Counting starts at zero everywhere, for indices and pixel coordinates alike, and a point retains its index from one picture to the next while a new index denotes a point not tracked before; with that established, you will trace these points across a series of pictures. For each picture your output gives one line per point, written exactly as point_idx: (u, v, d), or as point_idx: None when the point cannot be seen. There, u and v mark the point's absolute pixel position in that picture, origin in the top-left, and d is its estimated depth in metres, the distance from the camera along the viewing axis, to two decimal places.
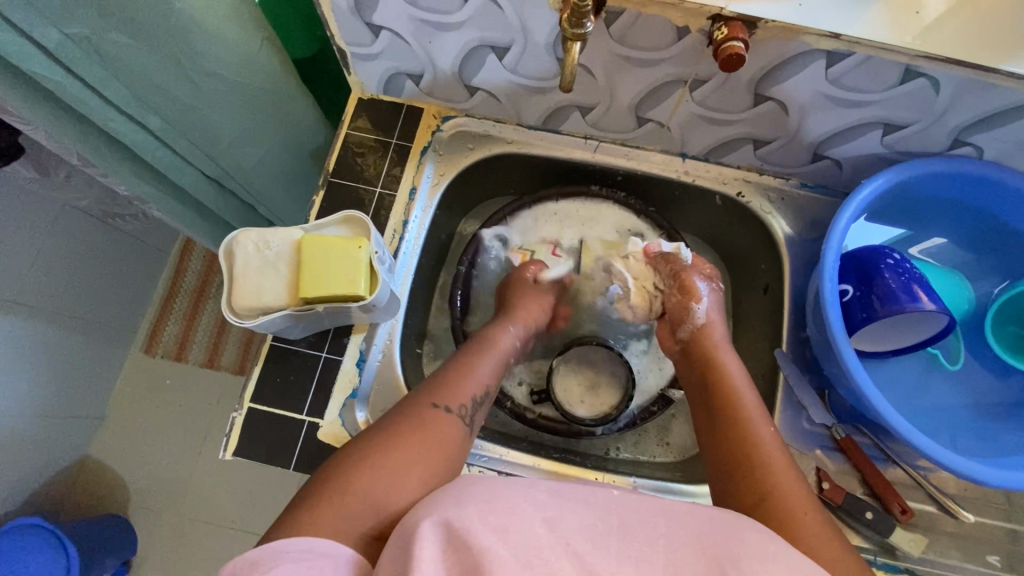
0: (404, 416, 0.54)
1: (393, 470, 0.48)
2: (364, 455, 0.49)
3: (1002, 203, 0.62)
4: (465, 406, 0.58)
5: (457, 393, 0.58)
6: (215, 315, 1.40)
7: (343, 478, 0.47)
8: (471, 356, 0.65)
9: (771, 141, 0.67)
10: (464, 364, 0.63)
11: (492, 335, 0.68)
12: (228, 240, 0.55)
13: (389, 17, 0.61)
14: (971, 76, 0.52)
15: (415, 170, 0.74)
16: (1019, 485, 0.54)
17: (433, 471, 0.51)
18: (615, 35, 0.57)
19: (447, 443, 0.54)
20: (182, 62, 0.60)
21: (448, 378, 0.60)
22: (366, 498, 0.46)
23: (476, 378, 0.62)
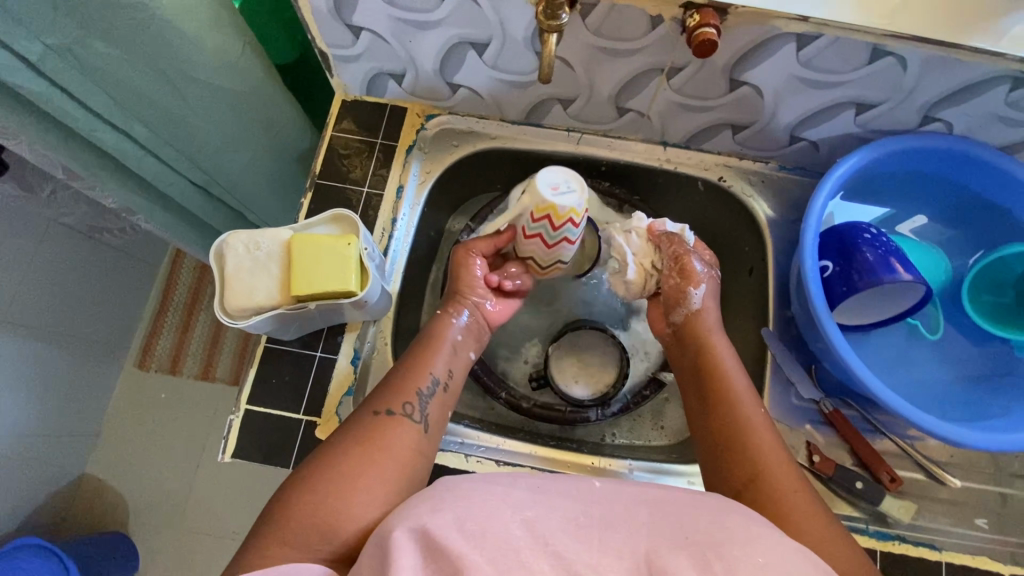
0: (352, 430, 0.54)
1: (341, 488, 0.49)
2: (311, 480, 0.50)
3: (973, 176, 0.65)
4: (409, 404, 0.57)
5: (398, 395, 0.57)
6: (208, 326, 1.40)
7: (293, 507, 0.48)
8: (418, 353, 0.63)
9: (748, 126, 0.69)
10: (408, 361, 0.61)
11: (435, 330, 0.65)
12: (218, 243, 0.55)
13: (369, 18, 0.62)
14: (936, 53, 0.54)
15: (401, 169, 0.75)
16: (1002, 447, 0.56)
17: (386, 478, 0.51)
18: (591, 27, 0.58)
19: (396, 447, 0.54)
20: (165, 70, 0.61)
21: (392, 380, 0.59)
22: (316, 526, 0.47)
23: (423, 373, 0.60)
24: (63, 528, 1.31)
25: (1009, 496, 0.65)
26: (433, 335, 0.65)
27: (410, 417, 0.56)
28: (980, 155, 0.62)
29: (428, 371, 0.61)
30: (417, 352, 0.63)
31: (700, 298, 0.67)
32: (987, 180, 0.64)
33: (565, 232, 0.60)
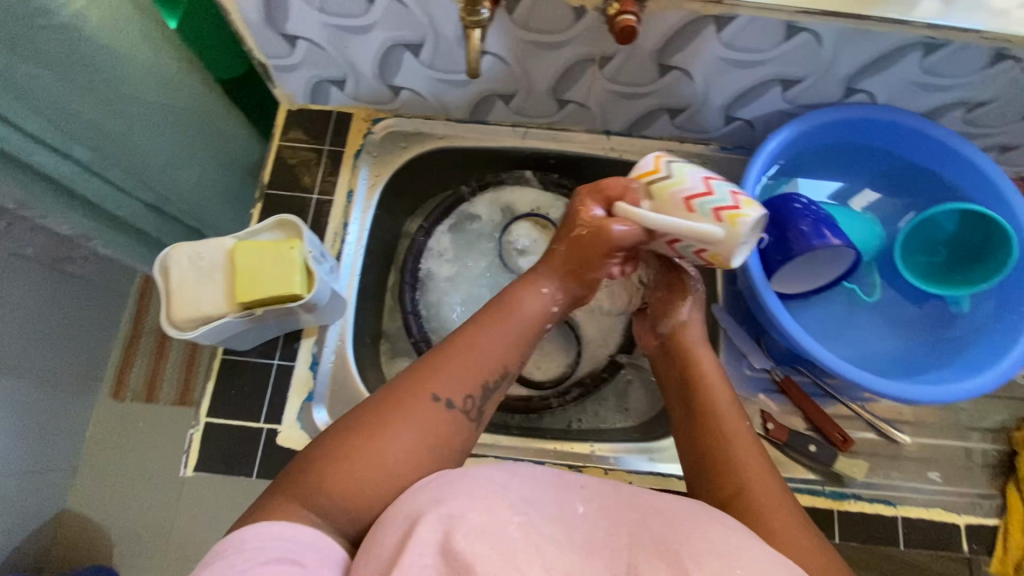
0: (400, 401, 0.49)
1: (378, 464, 0.46)
2: (350, 447, 0.46)
3: (898, 142, 0.68)
4: (471, 398, 0.52)
5: (461, 385, 0.52)
6: (182, 351, 1.38)
7: (329, 466, 0.45)
8: (493, 323, 0.56)
9: (684, 109, 0.71)
10: (472, 338, 0.55)
11: (522, 298, 0.58)
12: (161, 257, 0.55)
13: (302, 26, 0.63)
14: (847, 26, 0.56)
15: (350, 173, 0.75)
16: (942, 397, 0.58)
17: (425, 465, 0.48)
18: (519, 22, 0.59)
19: (443, 434, 0.49)
20: (100, 90, 0.61)
21: (456, 359, 0.53)
22: (339, 497, 0.44)
23: (492, 355, 0.54)
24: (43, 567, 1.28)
25: (959, 448, 0.67)
26: (517, 305, 0.57)
27: (464, 412, 0.51)
28: (900, 120, 0.65)
29: (490, 363, 0.54)
30: (488, 319, 0.57)
31: (687, 313, 0.65)
32: (910, 143, 0.68)
33: None
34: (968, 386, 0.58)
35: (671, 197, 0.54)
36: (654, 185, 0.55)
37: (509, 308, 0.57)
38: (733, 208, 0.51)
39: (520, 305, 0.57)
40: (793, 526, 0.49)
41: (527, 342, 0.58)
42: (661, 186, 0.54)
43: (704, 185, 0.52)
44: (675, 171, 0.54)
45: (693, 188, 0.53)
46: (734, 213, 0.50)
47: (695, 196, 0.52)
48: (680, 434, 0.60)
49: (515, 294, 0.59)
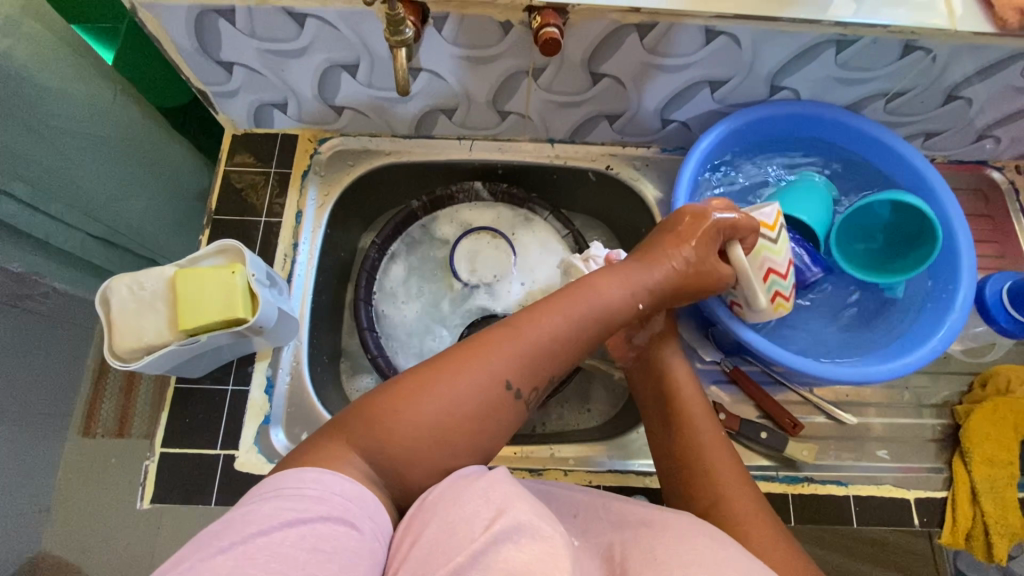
0: (475, 379, 0.47)
1: (441, 440, 0.45)
2: (419, 422, 0.45)
3: (825, 135, 0.71)
4: (536, 391, 0.50)
5: (532, 375, 0.49)
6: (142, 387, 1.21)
7: (395, 431, 0.45)
8: (573, 305, 0.53)
9: (621, 114, 0.73)
10: (545, 325, 0.51)
11: (599, 285, 0.55)
12: (100, 289, 0.55)
13: (237, 53, 0.63)
14: (761, 28, 0.59)
15: (298, 194, 0.76)
16: (883, 376, 0.60)
17: (484, 447, 0.48)
18: (449, 39, 0.61)
19: (501, 423, 0.48)
20: (34, 126, 0.61)
21: (526, 344, 0.50)
22: (395, 465, 0.44)
23: (574, 339, 0.52)
24: None
25: (908, 425, 0.70)
26: (599, 291, 0.55)
27: (525, 403, 0.50)
28: (821, 113, 0.69)
29: (556, 362, 0.51)
30: (568, 300, 0.53)
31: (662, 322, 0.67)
32: (835, 134, 0.71)
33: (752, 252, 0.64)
34: (901, 363, 0.61)
35: (760, 258, 0.62)
36: (757, 242, 0.62)
37: (594, 291, 0.55)
38: (785, 295, 0.63)
39: (603, 289, 0.55)
40: (768, 530, 0.52)
41: (603, 335, 0.55)
42: (761, 246, 0.62)
43: (784, 265, 0.61)
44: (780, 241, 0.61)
45: (776, 262, 0.61)
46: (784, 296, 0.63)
47: (773, 270, 0.61)
48: (658, 439, 0.62)
49: (596, 277, 0.57)
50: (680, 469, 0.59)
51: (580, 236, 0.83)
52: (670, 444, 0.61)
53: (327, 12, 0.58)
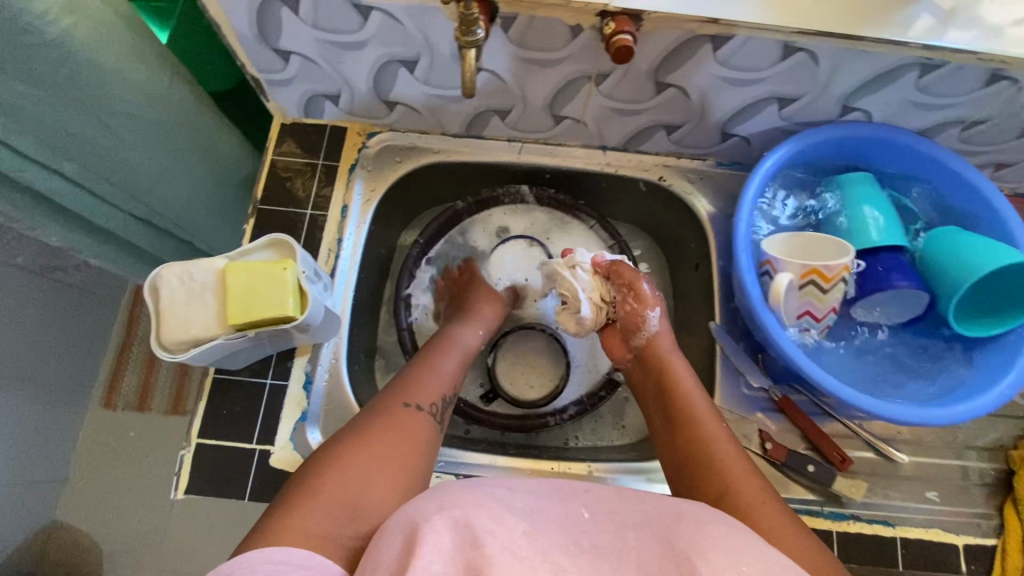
0: (378, 417, 0.58)
1: (359, 470, 0.52)
2: (337, 463, 0.53)
3: (896, 161, 0.69)
4: (435, 404, 0.62)
5: (425, 392, 0.62)
6: (170, 376, 1.37)
7: (318, 489, 0.50)
8: (441, 348, 0.69)
9: (681, 125, 0.71)
10: (428, 362, 0.66)
11: (459, 332, 0.71)
12: (151, 277, 0.54)
13: (295, 42, 0.62)
14: (844, 46, 0.56)
15: (344, 189, 0.75)
16: (949, 419, 0.58)
17: (404, 468, 0.55)
18: (514, 40, 0.59)
19: (414, 439, 0.58)
20: (91, 106, 0.60)
21: (417, 376, 0.64)
22: (337, 514, 0.49)
23: (438, 372, 0.66)
24: None
25: (959, 468, 0.67)
26: (457, 338, 0.70)
27: (432, 416, 0.61)
28: (899, 139, 0.66)
29: (449, 379, 0.66)
30: (436, 350, 0.69)
31: (656, 322, 0.69)
32: (908, 161, 0.68)
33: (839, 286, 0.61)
34: (969, 406, 0.58)
35: (805, 300, 0.63)
36: (808, 287, 0.61)
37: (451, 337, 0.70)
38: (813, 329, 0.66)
39: (460, 335, 0.71)
40: (781, 518, 0.53)
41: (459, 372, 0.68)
42: (811, 291, 0.62)
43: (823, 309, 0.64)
44: (833, 292, 0.61)
45: (817, 308, 0.63)
46: (812, 330, 0.66)
47: (809, 312, 0.64)
48: (661, 438, 0.64)
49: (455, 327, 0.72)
50: (685, 465, 0.60)
51: (626, 247, 0.81)
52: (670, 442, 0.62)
53: (393, 7, 0.56)
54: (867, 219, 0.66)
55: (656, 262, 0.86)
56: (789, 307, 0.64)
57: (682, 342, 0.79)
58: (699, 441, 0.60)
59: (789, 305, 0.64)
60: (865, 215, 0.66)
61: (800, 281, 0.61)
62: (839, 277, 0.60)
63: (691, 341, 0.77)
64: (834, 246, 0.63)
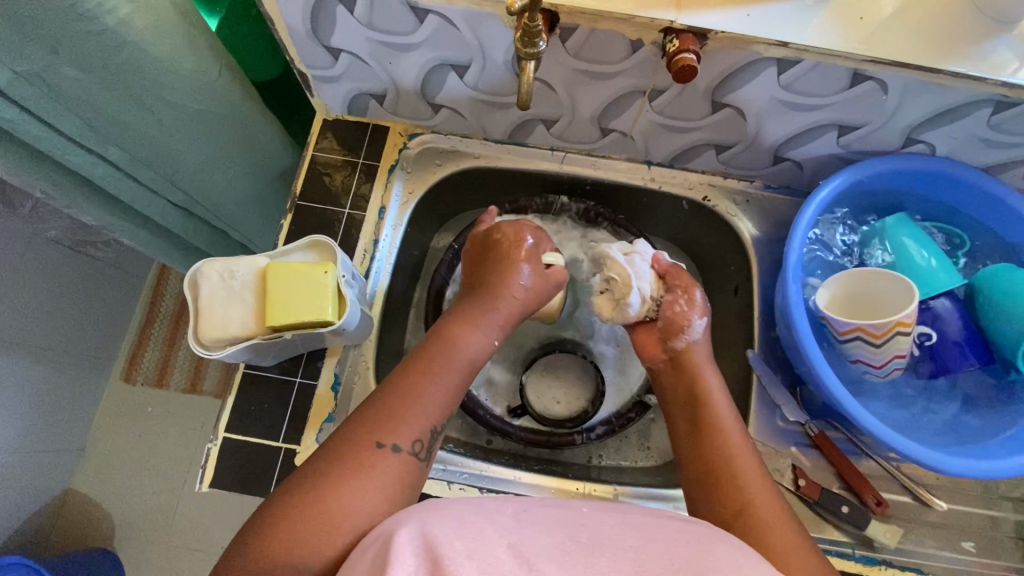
0: (346, 450, 0.51)
1: (320, 516, 0.46)
2: (298, 498, 0.48)
3: (961, 199, 0.66)
4: (418, 442, 0.53)
5: (407, 428, 0.53)
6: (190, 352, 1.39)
7: (271, 537, 0.45)
8: (436, 366, 0.58)
9: (732, 145, 0.69)
10: (415, 383, 0.56)
11: (458, 337, 0.61)
12: (192, 271, 0.54)
13: (347, 40, 0.61)
14: (917, 78, 0.53)
15: (383, 189, 0.74)
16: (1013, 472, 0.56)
17: (376, 514, 0.48)
18: (571, 51, 0.57)
19: (391, 483, 0.50)
20: (140, 94, 0.60)
21: (395, 404, 0.54)
22: (282, 566, 0.44)
23: (428, 397, 0.56)
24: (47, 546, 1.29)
25: (996, 518, 0.65)
26: (453, 344, 0.60)
27: (413, 455, 0.53)
28: (967, 177, 0.63)
29: (438, 403, 0.56)
30: (425, 361, 0.58)
31: (700, 330, 0.68)
32: (972, 200, 0.65)
33: (892, 349, 0.59)
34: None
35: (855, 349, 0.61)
36: (853, 338, 0.60)
37: (452, 342, 0.60)
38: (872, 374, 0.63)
39: (462, 344, 0.60)
40: (797, 543, 0.51)
41: (462, 382, 0.59)
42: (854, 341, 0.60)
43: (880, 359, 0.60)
44: (887, 346, 0.58)
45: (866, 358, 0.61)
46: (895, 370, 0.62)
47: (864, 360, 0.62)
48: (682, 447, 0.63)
49: (455, 328, 0.62)
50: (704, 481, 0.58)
51: None
52: (692, 453, 0.61)
53: (450, 11, 0.54)
54: (925, 266, 0.63)
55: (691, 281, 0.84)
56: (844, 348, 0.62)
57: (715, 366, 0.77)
58: (724, 457, 0.58)
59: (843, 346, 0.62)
60: (921, 260, 0.63)
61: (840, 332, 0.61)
62: (894, 330, 0.57)
63: (725, 366, 0.75)
64: (892, 279, 0.60)
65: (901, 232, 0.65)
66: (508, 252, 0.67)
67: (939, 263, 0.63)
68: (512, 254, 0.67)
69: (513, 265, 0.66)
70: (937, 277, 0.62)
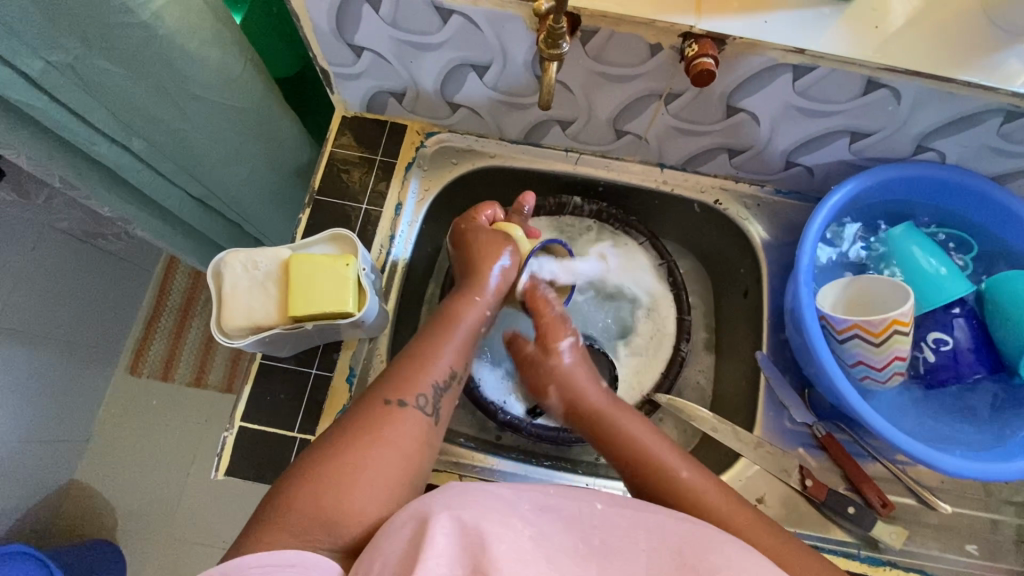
0: (359, 413, 0.54)
1: (340, 478, 0.49)
2: (316, 467, 0.49)
3: (971, 208, 0.67)
4: (423, 397, 0.56)
5: (411, 385, 0.56)
6: (196, 346, 1.40)
7: (296, 501, 0.47)
8: (440, 334, 0.61)
9: (745, 150, 0.70)
10: (422, 349, 0.59)
11: (458, 311, 0.63)
12: (216, 262, 0.56)
13: (371, 39, 0.62)
14: (930, 87, 0.55)
15: (400, 186, 0.75)
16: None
17: (391, 469, 0.51)
18: (591, 53, 0.58)
19: (403, 440, 0.53)
20: (167, 86, 0.61)
21: (404, 370, 0.57)
22: (317, 520, 0.47)
23: (435, 364, 0.58)
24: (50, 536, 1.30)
25: (999, 522, 0.65)
26: (454, 315, 0.63)
27: (421, 410, 0.55)
28: (978, 188, 0.64)
29: (444, 362, 0.59)
30: (433, 329, 0.61)
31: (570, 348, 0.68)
32: (982, 210, 0.66)
33: (895, 350, 0.60)
34: None
35: (853, 350, 0.62)
36: (827, 329, 0.64)
37: (453, 316, 0.63)
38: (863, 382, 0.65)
39: (461, 312, 0.63)
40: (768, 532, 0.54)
41: (465, 346, 0.62)
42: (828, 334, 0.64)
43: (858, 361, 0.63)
44: (849, 343, 0.62)
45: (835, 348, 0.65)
46: (873, 379, 0.64)
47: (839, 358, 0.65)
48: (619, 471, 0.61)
49: (454, 305, 0.64)
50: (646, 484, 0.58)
51: (674, 267, 0.80)
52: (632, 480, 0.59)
53: (474, 12, 0.56)
54: (935, 274, 0.64)
55: (701, 283, 0.85)
56: (846, 352, 0.63)
57: (724, 368, 0.78)
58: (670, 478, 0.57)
59: (846, 351, 0.63)
60: (931, 267, 0.64)
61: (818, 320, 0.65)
62: (854, 331, 0.61)
63: (733, 368, 0.76)
64: (899, 292, 0.62)
65: (910, 240, 0.66)
66: (484, 235, 0.68)
67: (950, 272, 0.63)
68: (489, 237, 0.68)
69: (489, 248, 0.67)
70: (948, 285, 0.63)
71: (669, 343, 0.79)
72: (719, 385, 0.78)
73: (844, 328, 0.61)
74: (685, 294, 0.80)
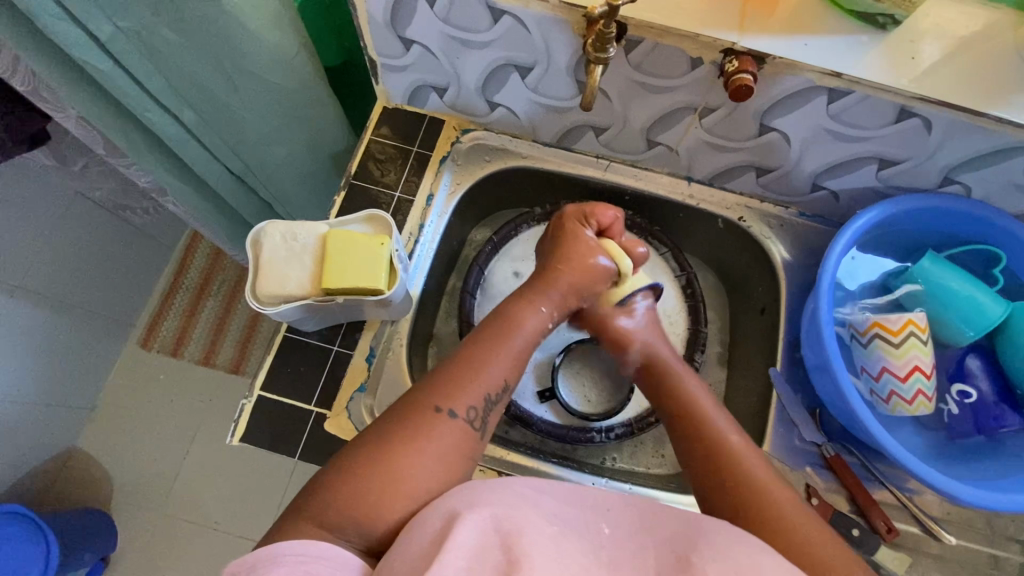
0: (403, 417, 0.52)
1: (381, 474, 0.48)
2: (356, 468, 0.48)
3: (1015, 256, 0.67)
4: (473, 409, 0.54)
5: (464, 395, 0.54)
6: (207, 325, 1.42)
7: (331, 493, 0.47)
8: (498, 341, 0.59)
9: (773, 170, 0.71)
10: (477, 355, 0.57)
11: (518, 315, 0.61)
12: (256, 231, 0.59)
13: (421, 32, 0.65)
14: (961, 119, 0.56)
15: (433, 178, 0.77)
16: None
17: (434, 478, 0.50)
18: (633, 62, 0.60)
19: (446, 448, 0.51)
20: (224, 62, 0.64)
21: (457, 376, 0.55)
22: (346, 513, 0.46)
23: (492, 376, 0.56)
24: (45, 502, 1.30)
25: (1002, 559, 0.65)
26: (517, 320, 0.60)
27: (469, 422, 0.53)
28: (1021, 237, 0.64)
29: (498, 373, 0.57)
30: (491, 336, 0.59)
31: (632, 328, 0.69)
32: None
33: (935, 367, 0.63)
34: None
35: (923, 355, 0.62)
36: (909, 338, 0.62)
37: (514, 325, 0.60)
38: (905, 400, 0.63)
39: (521, 318, 0.61)
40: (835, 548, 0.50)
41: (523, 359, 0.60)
42: (912, 343, 0.62)
43: (929, 366, 0.62)
44: (907, 348, 0.62)
45: (893, 365, 0.63)
46: (898, 399, 0.64)
47: (919, 369, 0.62)
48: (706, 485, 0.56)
49: (515, 310, 0.61)
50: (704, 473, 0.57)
51: (694, 279, 0.82)
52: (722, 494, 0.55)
53: (525, 14, 0.58)
54: (970, 299, 0.64)
55: (716, 298, 0.87)
56: (928, 360, 0.62)
57: (736, 384, 0.79)
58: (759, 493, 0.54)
59: (927, 359, 0.62)
60: (974, 297, 0.64)
61: (891, 336, 0.63)
62: (919, 326, 0.62)
63: (746, 385, 0.77)
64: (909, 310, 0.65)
65: (942, 269, 0.66)
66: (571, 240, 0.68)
67: (987, 297, 0.64)
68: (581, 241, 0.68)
69: (585, 258, 0.67)
70: (988, 313, 0.63)
71: (682, 353, 0.80)
72: (730, 401, 0.79)
73: (919, 318, 0.62)
74: (702, 306, 0.81)
